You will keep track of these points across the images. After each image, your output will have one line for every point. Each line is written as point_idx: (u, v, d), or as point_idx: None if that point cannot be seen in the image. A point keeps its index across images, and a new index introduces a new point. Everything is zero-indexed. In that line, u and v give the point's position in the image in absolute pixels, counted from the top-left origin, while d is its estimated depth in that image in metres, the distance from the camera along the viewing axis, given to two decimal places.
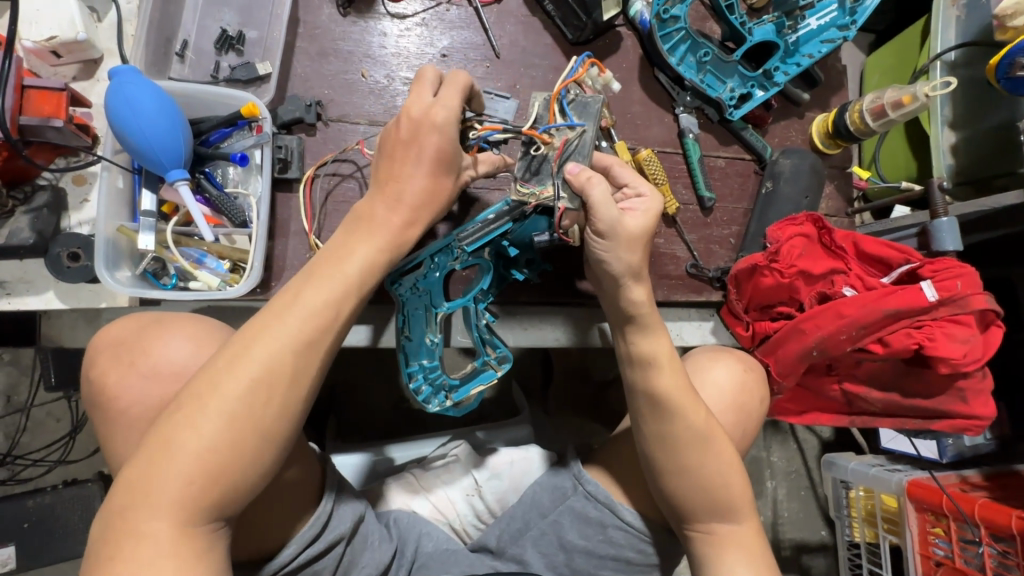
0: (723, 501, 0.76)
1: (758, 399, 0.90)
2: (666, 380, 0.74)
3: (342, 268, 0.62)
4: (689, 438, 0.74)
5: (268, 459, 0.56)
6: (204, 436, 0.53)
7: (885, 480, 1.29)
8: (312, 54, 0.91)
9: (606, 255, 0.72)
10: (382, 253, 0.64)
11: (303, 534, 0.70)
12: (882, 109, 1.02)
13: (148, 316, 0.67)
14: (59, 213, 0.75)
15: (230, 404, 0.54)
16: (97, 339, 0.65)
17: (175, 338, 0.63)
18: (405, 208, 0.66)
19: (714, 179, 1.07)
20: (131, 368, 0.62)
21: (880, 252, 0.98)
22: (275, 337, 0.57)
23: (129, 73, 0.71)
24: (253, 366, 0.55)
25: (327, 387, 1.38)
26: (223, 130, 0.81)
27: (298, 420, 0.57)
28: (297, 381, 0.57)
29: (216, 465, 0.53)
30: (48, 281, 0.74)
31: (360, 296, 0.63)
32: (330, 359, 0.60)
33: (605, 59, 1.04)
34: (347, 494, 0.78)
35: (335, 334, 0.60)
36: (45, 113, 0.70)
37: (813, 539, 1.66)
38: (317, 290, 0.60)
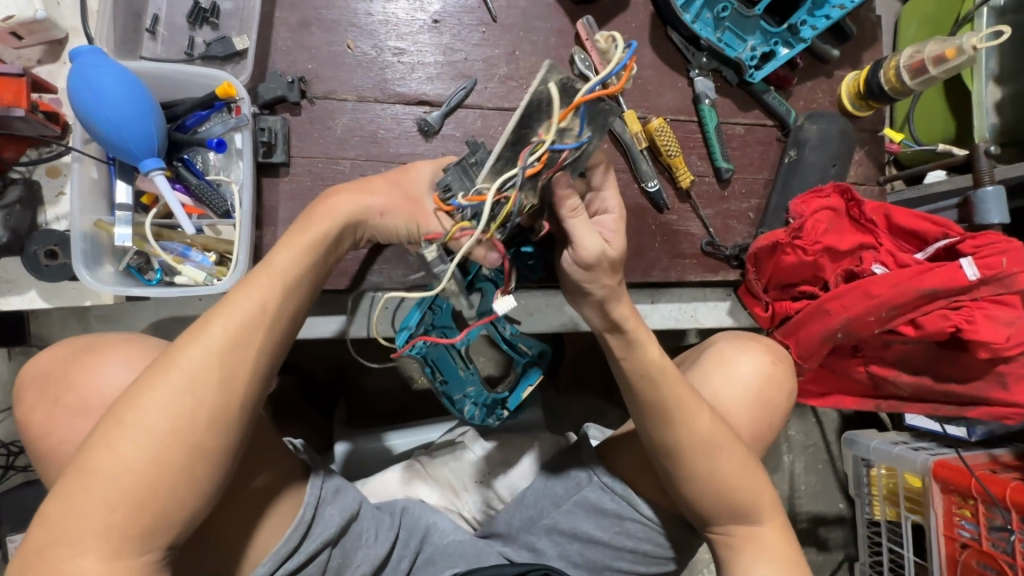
0: (741, 502, 0.72)
1: (788, 392, 0.86)
2: (668, 390, 0.70)
3: (278, 270, 0.59)
4: (695, 445, 0.70)
5: (206, 474, 0.51)
6: (134, 458, 0.49)
7: (910, 460, 1.25)
8: (293, 25, 0.84)
9: (589, 285, 0.66)
10: (310, 254, 0.61)
11: (276, 551, 0.69)
12: (922, 65, 0.92)
13: (83, 340, 0.62)
14: (34, 209, 0.71)
15: (153, 420, 0.50)
16: (25, 373, 0.61)
17: (101, 367, 0.58)
18: (343, 213, 0.64)
19: (733, 148, 0.99)
20: (63, 404, 0.58)
21: (913, 224, 0.90)
22: (197, 347, 0.53)
23: (92, 54, 0.66)
24: (176, 377, 0.51)
25: (333, 371, 1.37)
26: (199, 113, 0.76)
27: (234, 428, 0.53)
28: (227, 387, 0.53)
29: (147, 487, 0.49)
30: (30, 280, 0.71)
31: (294, 299, 0.59)
32: (270, 365, 0.57)
33: (612, 19, 0.95)
34: (334, 495, 0.76)
35: (265, 336, 0.56)
36: (6, 102, 0.65)
37: (831, 513, 1.64)
38: (249, 291, 0.57)
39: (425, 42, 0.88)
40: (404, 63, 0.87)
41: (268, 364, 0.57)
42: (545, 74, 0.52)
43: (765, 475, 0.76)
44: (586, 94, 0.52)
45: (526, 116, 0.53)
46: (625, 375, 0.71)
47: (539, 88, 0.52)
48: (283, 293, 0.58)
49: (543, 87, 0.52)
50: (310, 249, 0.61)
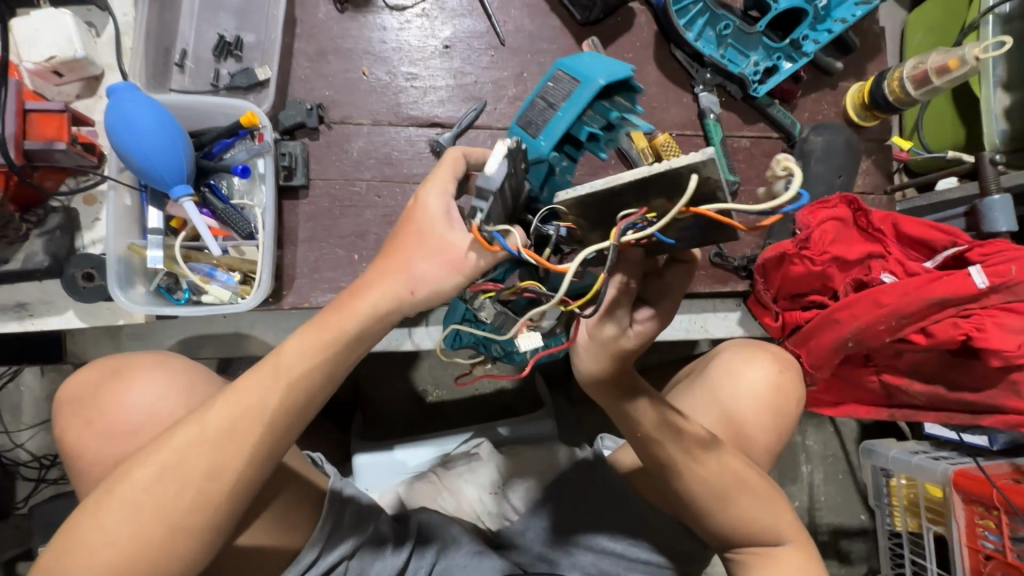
0: (761, 527, 0.74)
1: (797, 399, 0.90)
2: (676, 449, 0.69)
3: (287, 365, 0.54)
4: (707, 489, 0.72)
5: (182, 557, 0.51)
6: (116, 533, 0.49)
7: (929, 469, 1.23)
8: (311, 54, 0.88)
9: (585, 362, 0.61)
10: (328, 348, 0.55)
11: (300, 562, 0.71)
12: (925, 76, 0.93)
13: (113, 362, 0.65)
14: (72, 234, 0.75)
15: (137, 499, 0.49)
16: (59, 394, 0.65)
17: (124, 396, 0.61)
18: (372, 305, 0.56)
19: (739, 161, 1.01)
20: (87, 428, 0.61)
21: (922, 233, 0.90)
22: (196, 429, 0.52)
23: (127, 89, 0.70)
24: (167, 459, 0.51)
25: (351, 385, 1.40)
26: (224, 140, 0.80)
27: (218, 517, 0.52)
28: (214, 478, 0.51)
29: (123, 567, 0.49)
30: (67, 301, 0.75)
31: (304, 399, 0.55)
32: (269, 462, 0.54)
33: (617, 39, 0.98)
34: (349, 511, 0.78)
35: (263, 432, 0.53)
36: (48, 137, 0.69)
37: (852, 524, 1.62)
38: (256, 384, 0.53)
39: (437, 67, 0.92)
40: (417, 87, 0.91)
41: (264, 461, 0.54)
42: (699, 161, 0.42)
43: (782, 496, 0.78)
44: (713, 213, 0.44)
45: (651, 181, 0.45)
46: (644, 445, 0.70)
47: (684, 166, 0.43)
48: (287, 390, 0.54)
49: (684, 169, 0.43)
50: (332, 342, 0.55)
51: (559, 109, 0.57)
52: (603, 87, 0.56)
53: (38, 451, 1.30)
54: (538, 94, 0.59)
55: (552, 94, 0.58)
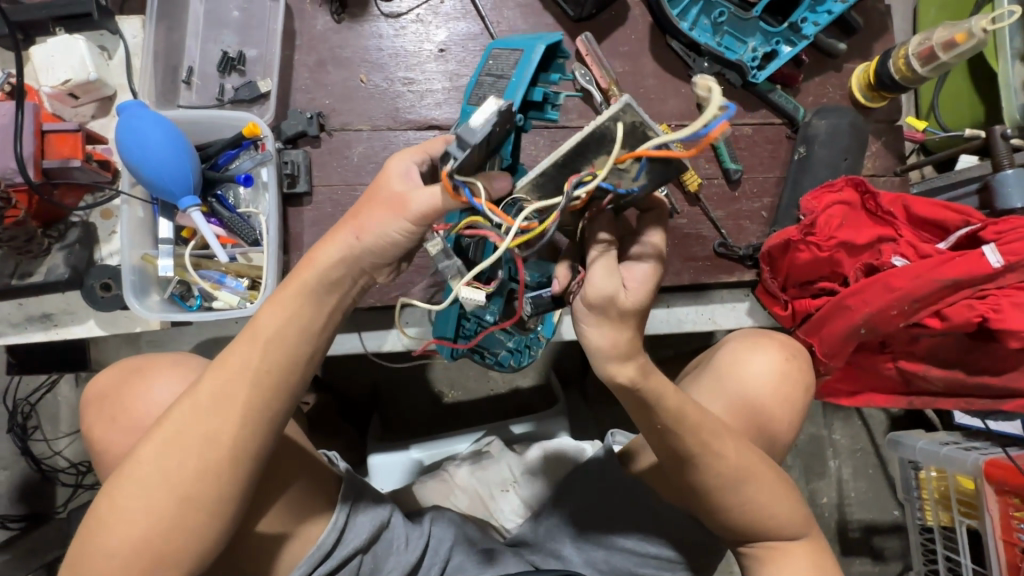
0: (774, 522, 0.72)
1: (804, 386, 0.88)
2: (690, 441, 0.66)
3: (262, 330, 0.55)
4: (722, 480, 0.69)
5: (197, 525, 0.53)
6: (132, 510, 0.51)
7: (959, 460, 1.18)
8: (311, 65, 0.91)
9: (585, 328, 0.58)
10: (300, 307, 0.56)
11: (316, 548, 0.73)
12: (931, 52, 0.90)
13: (135, 362, 0.68)
14: (91, 247, 0.79)
15: (147, 474, 0.52)
16: (88, 391, 0.68)
17: (143, 393, 0.64)
18: (331, 260, 0.56)
19: (741, 149, 0.99)
20: (112, 424, 0.64)
21: (934, 214, 0.88)
22: (190, 403, 0.54)
23: (136, 106, 0.74)
24: (167, 435, 0.53)
25: (368, 386, 1.43)
26: (229, 152, 0.83)
27: (223, 483, 0.53)
28: (212, 444, 0.53)
29: (143, 539, 0.51)
30: (88, 311, 0.79)
31: (286, 360, 0.55)
32: (260, 423, 0.55)
33: (611, 33, 0.98)
34: (366, 506, 0.80)
35: (251, 396, 0.54)
36: (65, 155, 0.74)
37: (886, 520, 1.56)
38: (237, 352, 0.55)
39: (433, 71, 0.93)
40: (413, 92, 0.93)
41: (257, 424, 0.55)
42: (616, 110, 0.46)
43: (795, 490, 0.75)
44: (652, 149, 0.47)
45: (583, 144, 0.49)
46: (661, 435, 0.65)
47: (605, 121, 0.47)
48: (267, 354, 0.55)
49: (608, 123, 0.47)
50: (304, 304, 0.56)
51: (508, 75, 0.60)
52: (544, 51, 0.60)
53: (75, 458, 1.36)
54: (482, 73, 0.64)
55: (496, 68, 0.63)
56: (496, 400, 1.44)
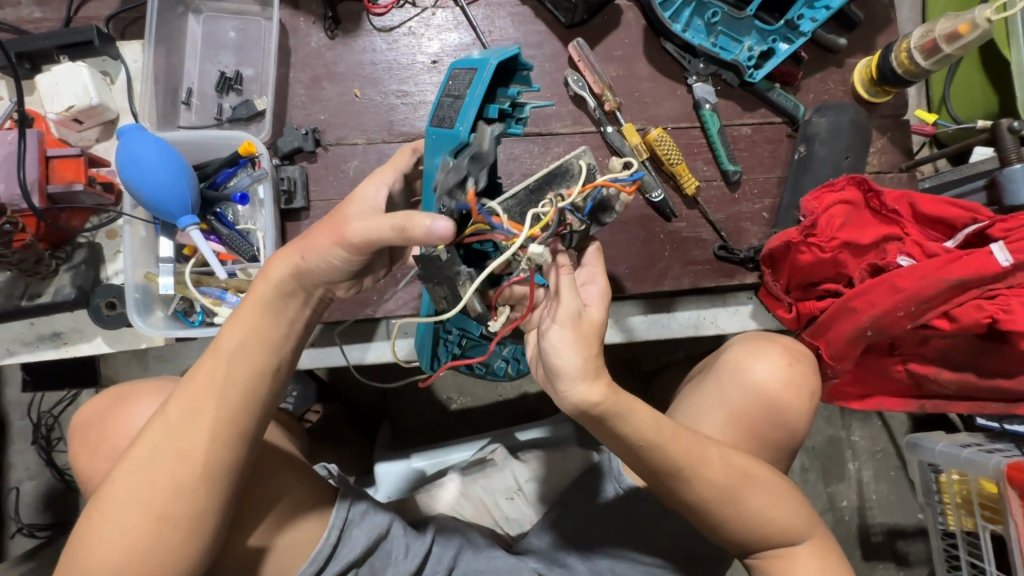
0: (775, 531, 0.71)
1: (813, 393, 0.86)
2: (672, 454, 0.65)
3: (225, 347, 0.57)
4: (709, 493, 0.68)
5: (177, 541, 0.54)
6: (111, 529, 0.53)
7: (981, 463, 1.14)
8: (306, 81, 0.92)
9: (553, 353, 0.59)
10: (260, 320, 0.59)
11: (310, 561, 0.74)
12: (934, 44, 0.87)
13: (117, 389, 0.70)
14: (96, 267, 0.81)
15: (123, 494, 0.54)
16: (76, 420, 0.71)
17: (126, 416, 0.66)
18: (283, 277, 0.59)
19: (740, 149, 0.98)
20: (97, 451, 0.66)
21: (941, 211, 0.85)
22: (161, 422, 0.56)
23: (134, 130, 0.76)
24: (141, 454, 0.55)
25: (377, 394, 1.45)
26: (227, 170, 0.85)
27: (199, 495, 0.55)
28: (184, 459, 0.54)
29: (123, 557, 0.52)
30: (95, 328, 0.81)
31: (250, 370, 0.57)
32: (229, 434, 0.56)
33: (605, 38, 0.98)
34: (362, 517, 0.80)
35: (220, 410, 0.56)
36: (68, 179, 0.76)
37: (910, 524, 1.52)
38: (203, 369, 0.57)
39: (426, 82, 0.94)
40: (408, 104, 0.93)
41: (227, 436, 0.56)
42: (578, 154, 0.60)
43: (797, 493, 0.74)
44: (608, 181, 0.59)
45: (552, 176, 0.59)
46: (636, 455, 0.65)
47: (570, 160, 0.60)
48: (232, 368, 0.57)
49: (572, 163, 0.60)
50: (263, 318, 0.59)
51: (464, 96, 0.60)
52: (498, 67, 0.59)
53: None
54: (443, 93, 0.64)
55: (455, 88, 0.62)
56: (504, 406, 1.45)
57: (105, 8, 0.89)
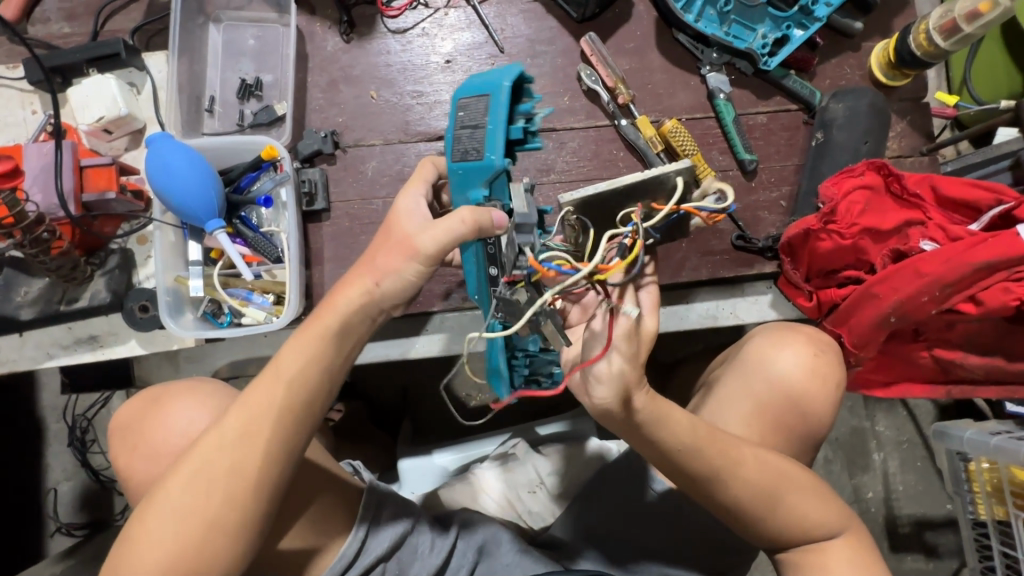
0: (802, 526, 0.71)
1: (838, 381, 0.85)
2: (706, 453, 0.66)
3: (281, 369, 0.59)
4: (750, 490, 0.68)
5: (222, 549, 0.56)
6: (161, 535, 0.55)
7: (1011, 450, 1.12)
8: (324, 85, 0.94)
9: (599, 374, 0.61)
10: (318, 348, 0.59)
11: (342, 556, 0.77)
12: (953, 24, 0.86)
13: (155, 392, 0.73)
14: (130, 271, 0.84)
15: (176, 503, 0.56)
16: (112, 423, 0.73)
17: (168, 418, 0.69)
18: (345, 305, 0.60)
19: (756, 138, 0.97)
20: (136, 451, 0.69)
21: (963, 194, 0.84)
22: (216, 437, 0.57)
23: (163, 138, 0.79)
24: (195, 466, 0.57)
25: (399, 392, 1.47)
26: (250, 174, 0.87)
27: (246, 512, 0.57)
28: (236, 476, 0.56)
29: (170, 562, 0.55)
30: (129, 331, 0.84)
31: (302, 394, 0.59)
32: (277, 454, 0.58)
33: (616, 31, 0.98)
34: (387, 514, 0.82)
35: (272, 434, 0.57)
36: (101, 188, 0.80)
37: (938, 514, 1.49)
38: (258, 392, 0.58)
39: (441, 82, 0.95)
40: (423, 104, 0.95)
41: (277, 458, 0.58)
42: (680, 168, 0.54)
43: (823, 483, 0.74)
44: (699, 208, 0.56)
45: (647, 182, 0.55)
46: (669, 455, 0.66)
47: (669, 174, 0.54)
48: (287, 392, 0.58)
49: (670, 175, 0.54)
50: (321, 344, 0.59)
51: (485, 123, 0.62)
52: (511, 88, 0.63)
53: None
54: (455, 126, 0.64)
55: (469, 118, 0.64)
56: (522, 402, 1.46)
57: (130, 22, 0.92)
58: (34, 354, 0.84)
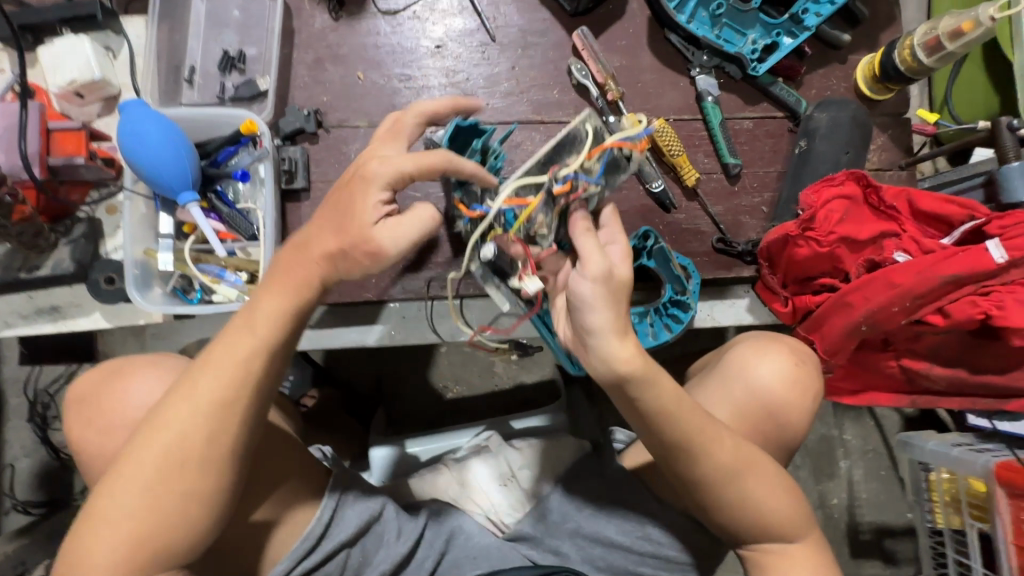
0: (767, 521, 0.72)
1: (816, 395, 0.87)
2: (686, 426, 0.66)
3: (254, 328, 0.58)
4: (719, 473, 0.69)
5: (201, 514, 0.56)
6: (132, 507, 0.54)
7: (970, 462, 1.15)
8: (309, 62, 0.92)
9: (590, 311, 0.60)
10: (289, 299, 0.59)
11: (306, 537, 0.75)
12: (937, 42, 0.88)
13: (111, 365, 0.70)
14: (96, 241, 0.81)
15: (146, 474, 0.55)
16: (68, 393, 0.69)
17: (129, 389, 0.66)
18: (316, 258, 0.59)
19: (741, 143, 0.98)
20: (100, 421, 0.66)
21: (936, 208, 0.86)
22: (185, 402, 0.56)
23: (135, 105, 0.76)
24: (165, 434, 0.55)
25: (374, 381, 1.45)
26: (228, 148, 0.85)
27: (222, 475, 0.57)
28: (212, 442, 0.56)
29: (140, 532, 0.54)
30: (93, 303, 0.81)
31: (271, 354, 0.59)
32: (248, 418, 0.58)
33: (609, 27, 0.98)
34: (354, 499, 0.80)
35: (247, 396, 0.58)
36: (69, 153, 0.76)
37: (897, 522, 1.53)
38: (225, 352, 0.57)
39: (430, 67, 0.94)
40: (410, 88, 0.93)
41: (251, 422, 0.58)
42: (585, 117, 0.66)
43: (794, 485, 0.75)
44: (609, 141, 0.63)
45: (562, 143, 0.66)
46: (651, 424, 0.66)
47: (577, 125, 0.66)
48: (258, 349, 0.58)
49: (579, 124, 0.66)
50: (290, 302, 0.59)
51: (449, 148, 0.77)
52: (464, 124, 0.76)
53: None
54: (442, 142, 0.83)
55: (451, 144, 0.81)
56: (499, 395, 1.45)
57: None
58: None
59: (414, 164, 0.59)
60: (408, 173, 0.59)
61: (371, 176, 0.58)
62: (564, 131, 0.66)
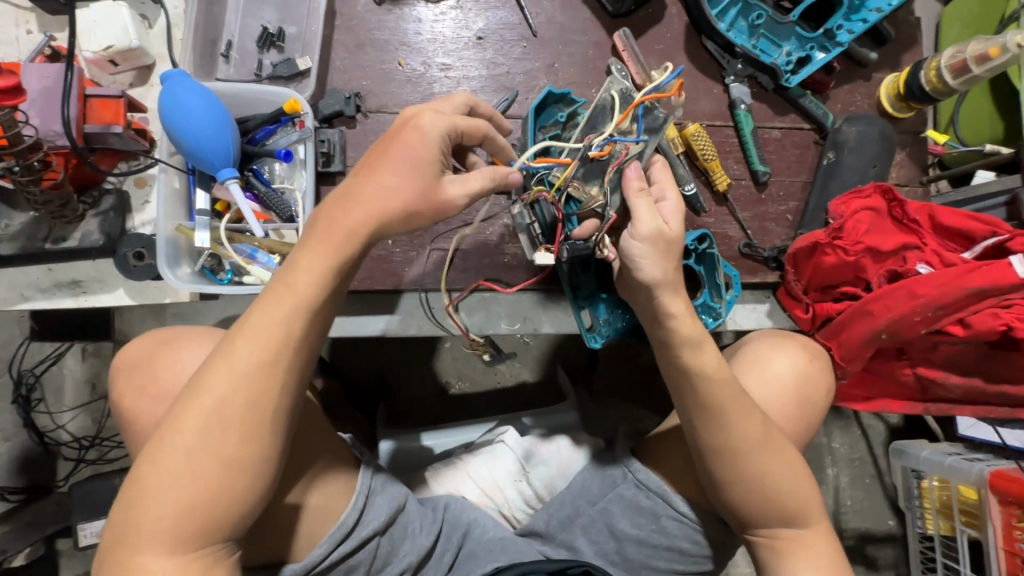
0: (783, 502, 0.73)
1: (827, 390, 0.89)
2: (721, 393, 0.70)
3: (296, 288, 0.56)
4: (740, 444, 0.71)
5: (246, 483, 0.54)
6: (176, 475, 0.52)
7: (963, 471, 1.20)
8: (349, 45, 0.91)
9: (639, 261, 0.69)
10: (330, 257, 0.57)
11: (340, 526, 0.72)
12: (963, 65, 0.92)
13: (163, 333, 0.69)
14: (124, 215, 0.79)
15: (190, 442, 0.52)
16: (118, 358, 0.68)
17: (172, 364, 0.65)
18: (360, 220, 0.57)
19: (770, 152, 1.00)
20: (139, 396, 0.64)
21: (959, 224, 0.90)
22: (228, 367, 0.54)
23: (177, 75, 0.74)
24: (208, 399, 0.53)
25: (378, 374, 1.42)
26: (267, 127, 0.83)
27: (267, 442, 0.55)
28: (255, 408, 0.54)
29: (188, 501, 0.52)
30: (118, 279, 0.79)
31: (315, 319, 0.57)
32: (292, 380, 0.56)
33: (648, 31, 0.99)
34: (383, 486, 0.79)
35: (291, 359, 0.56)
36: (106, 121, 0.74)
37: (880, 529, 1.58)
38: (267, 313, 0.56)
39: (469, 58, 0.94)
40: (450, 78, 0.93)
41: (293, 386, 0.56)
42: (611, 84, 0.73)
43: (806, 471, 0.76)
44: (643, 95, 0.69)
45: (596, 115, 0.74)
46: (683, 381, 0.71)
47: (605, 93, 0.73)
48: (300, 308, 0.56)
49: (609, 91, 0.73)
50: (333, 263, 0.57)
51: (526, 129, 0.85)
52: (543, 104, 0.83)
53: (79, 432, 1.31)
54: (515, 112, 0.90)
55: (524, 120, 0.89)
56: (504, 393, 1.45)
57: None
58: (5, 294, 0.77)
59: (465, 121, 0.62)
60: (459, 128, 0.62)
61: (424, 129, 0.59)
62: (595, 103, 0.74)
